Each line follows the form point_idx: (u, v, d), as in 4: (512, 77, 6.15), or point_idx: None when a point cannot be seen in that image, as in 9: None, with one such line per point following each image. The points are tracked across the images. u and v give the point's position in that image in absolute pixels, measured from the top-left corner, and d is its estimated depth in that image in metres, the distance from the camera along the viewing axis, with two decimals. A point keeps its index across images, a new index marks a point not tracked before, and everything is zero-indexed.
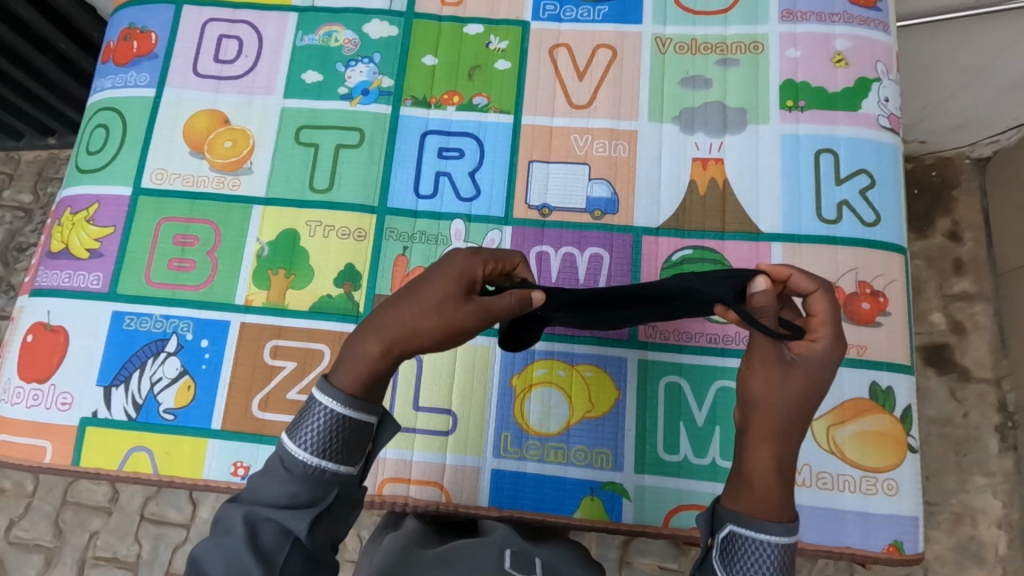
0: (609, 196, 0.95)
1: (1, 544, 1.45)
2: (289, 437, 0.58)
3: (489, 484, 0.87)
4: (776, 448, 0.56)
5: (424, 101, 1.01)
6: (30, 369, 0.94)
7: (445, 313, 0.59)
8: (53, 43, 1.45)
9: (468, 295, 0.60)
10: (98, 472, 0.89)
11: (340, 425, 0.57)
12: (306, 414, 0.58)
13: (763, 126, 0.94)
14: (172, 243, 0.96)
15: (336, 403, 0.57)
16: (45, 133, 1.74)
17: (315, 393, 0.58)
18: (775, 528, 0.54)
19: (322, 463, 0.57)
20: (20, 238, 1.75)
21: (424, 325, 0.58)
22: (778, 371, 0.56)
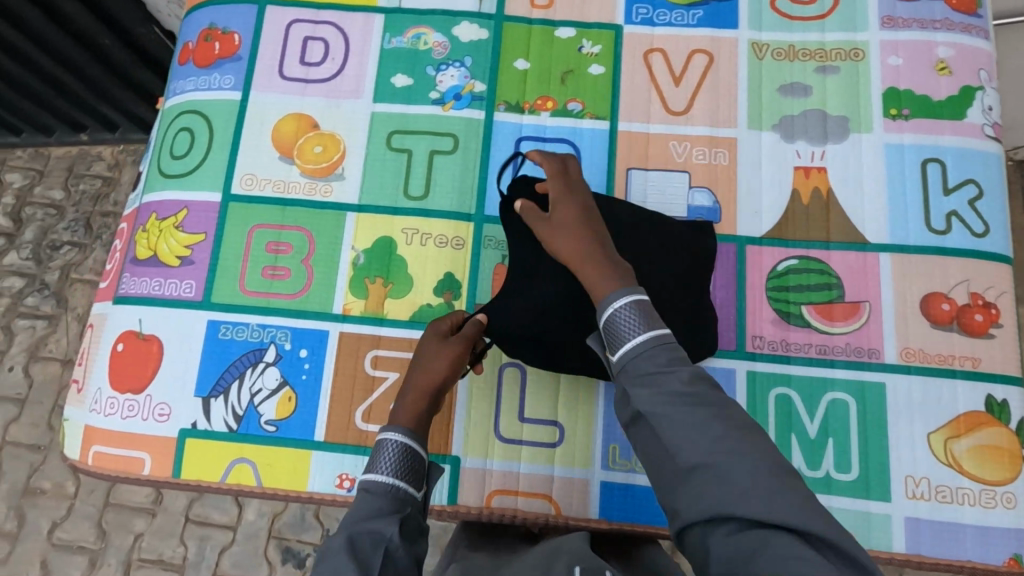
0: (711, 205, 0.94)
1: (44, 545, 1.43)
2: (366, 472, 0.68)
3: (599, 496, 0.87)
4: (587, 265, 0.68)
5: (517, 107, 0.99)
6: (122, 380, 0.92)
7: (441, 364, 0.78)
8: (94, 39, 1.38)
9: (445, 345, 0.80)
10: (199, 484, 0.88)
11: (410, 451, 0.70)
12: (379, 450, 0.70)
13: (866, 135, 0.93)
14: (265, 250, 0.95)
15: (404, 435, 0.70)
16: (76, 128, 1.66)
17: (383, 432, 0.71)
18: (623, 295, 0.62)
19: (399, 487, 0.67)
20: (53, 236, 1.68)
21: (416, 386, 0.77)
22: (540, 219, 0.73)
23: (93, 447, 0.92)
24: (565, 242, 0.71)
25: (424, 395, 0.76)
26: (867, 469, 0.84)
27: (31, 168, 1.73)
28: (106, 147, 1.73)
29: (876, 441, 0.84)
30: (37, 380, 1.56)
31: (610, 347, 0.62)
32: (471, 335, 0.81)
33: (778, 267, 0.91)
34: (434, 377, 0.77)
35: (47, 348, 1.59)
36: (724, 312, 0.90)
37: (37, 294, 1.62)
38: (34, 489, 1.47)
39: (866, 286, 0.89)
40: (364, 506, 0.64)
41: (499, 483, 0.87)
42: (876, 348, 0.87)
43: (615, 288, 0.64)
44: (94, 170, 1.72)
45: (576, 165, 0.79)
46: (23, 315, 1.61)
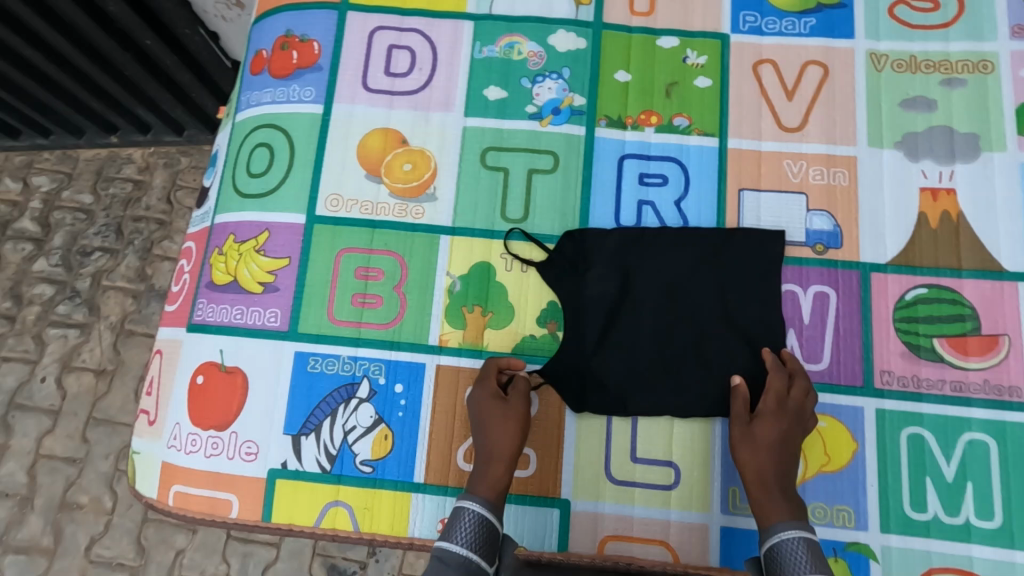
0: (831, 229, 0.88)
1: (81, 562, 1.34)
2: (444, 539, 0.71)
3: (719, 543, 0.81)
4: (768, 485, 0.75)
5: (619, 122, 0.93)
6: (206, 415, 0.87)
7: (767, 437, 0.77)
8: (137, 39, 1.28)
9: (757, 425, 0.77)
10: (291, 528, 0.83)
11: (488, 526, 0.72)
12: (459, 518, 0.73)
13: (999, 154, 0.88)
14: (354, 277, 0.89)
15: (482, 508, 0.73)
16: (108, 130, 1.54)
17: (463, 501, 0.73)
18: (793, 529, 0.70)
19: (473, 559, 0.69)
20: (83, 242, 1.55)
21: (765, 435, 0.77)
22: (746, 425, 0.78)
23: (174, 487, 0.87)
24: (758, 463, 0.76)
25: (766, 485, 0.75)
26: (1010, 516, 0.78)
27: (60, 171, 1.62)
28: (138, 149, 1.61)
29: (1019, 486, 0.79)
30: (72, 391, 1.45)
31: (774, 574, 0.69)
32: (779, 407, 0.78)
33: (905, 296, 0.85)
34: (511, 444, 0.78)
35: (81, 358, 1.47)
36: (849, 345, 0.85)
37: (69, 302, 1.51)
38: (69, 504, 1.37)
39: (1003, 318, 0.83)
40: (440, 566, 0.69)
41: (612, 527, 0.82)
42: (1016, 385, 0.81)
43: (785, 519, 0.72)
44: (125, 173, 1.60)
45: (801, 385, 0.80)
46: (55, 324, 1.50)
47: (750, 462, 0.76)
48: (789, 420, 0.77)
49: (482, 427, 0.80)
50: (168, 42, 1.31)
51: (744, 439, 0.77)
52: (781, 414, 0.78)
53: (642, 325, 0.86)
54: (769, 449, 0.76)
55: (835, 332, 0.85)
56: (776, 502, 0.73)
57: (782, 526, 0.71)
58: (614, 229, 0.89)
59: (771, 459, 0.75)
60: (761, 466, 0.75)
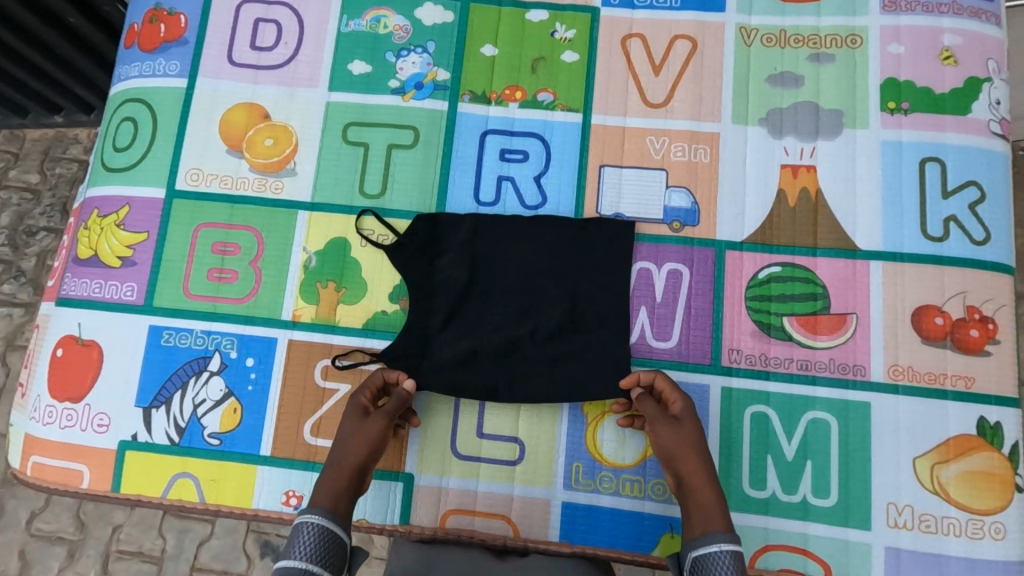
0: (689, 206, 0.87)
1: (22, 536, 1.31)
2: (281, 557, 0.64)
3: (560, 518, 0.82)
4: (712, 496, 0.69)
5: (484, 97, 0.91)
6: (63, 387, 0.88)
7: (680, 433, 0.74)
8: (61, 16, 1.23)
9: (677, 424, 0.75)
10: (139, 498, 0.84)
11: (333, 536, 0.67)
12: (297, 533, 0.66)
13: (861, 131, 0.86)
14: (211, 251, 0.89)
15: (322, 517, 0.67)
16: (51, 111, 1.47)
17: (302, 514, 0.67)
18: (721, 539, 0.64)
19: (314, 574, 0.63)
20: (29, 222, 1.50)
21: (679, 433, 0.74)
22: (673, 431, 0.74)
23: (33, 458, 0.88)
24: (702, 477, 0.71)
25: (707, 484, 0.70)
26: (846, 495, 0.78)
27: (7, 151, 1.56)
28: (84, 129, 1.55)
29: (857, 465, 0.79)
30: (16, 369, 1.42)
31: None
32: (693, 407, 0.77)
33: (759, 275, 0.84)
34: (359, 456, 0.75)
35: (24, 337, 1.44)
36: (700, 323, 0.84)
37: (14, 281, 1.46)
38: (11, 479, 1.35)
39: (854, 297, 0.82)
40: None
41: (455, 502, 0.83)
42: (862, 364, 0.81)
43: (721, 529, 0.65)
44: (71, 153, 1.55)
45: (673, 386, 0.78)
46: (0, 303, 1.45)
47: (686, 461, 0.72)
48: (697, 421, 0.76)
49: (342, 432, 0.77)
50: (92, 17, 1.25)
51: (663, 438, 0.74)
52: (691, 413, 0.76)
53: (491, 305, 0.86)
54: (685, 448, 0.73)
55: (687, 310, 0.84)
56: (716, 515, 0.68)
57: (716, 534, 0.64)
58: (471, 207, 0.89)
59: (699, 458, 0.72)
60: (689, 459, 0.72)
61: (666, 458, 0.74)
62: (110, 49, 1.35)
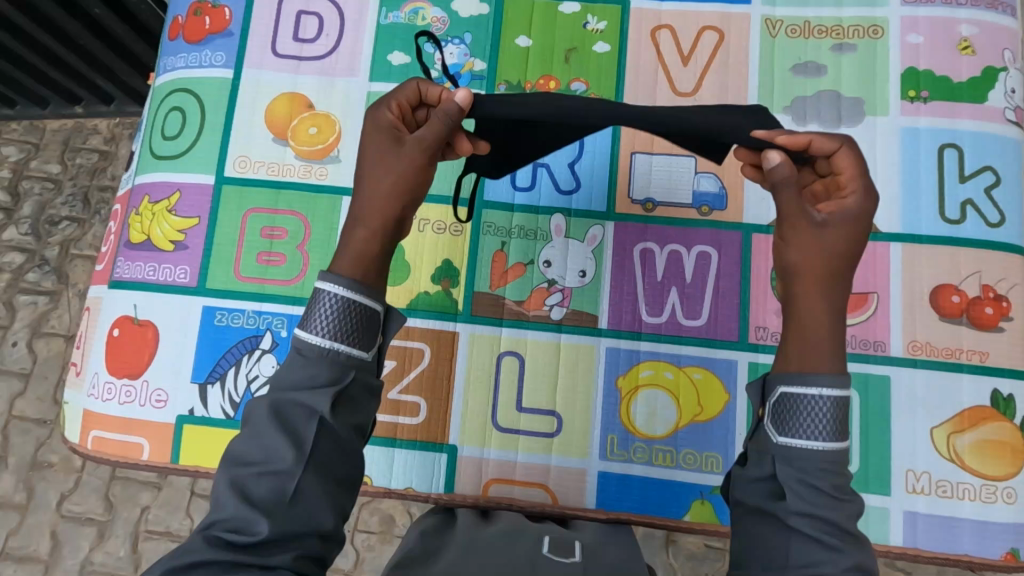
0: (717, 191, 0.91)
1: (51, 517, 1.34)
2: (300, 327, 0.52)
3: (596, 487, 0.87)
4: (829, 304, 0.53)
5: (519, 86, 0.95)
6: (120, 366, 0.92)
7: (822, 236, 0.54)
8: (85, 8, 1.24)
9: (828, 224, 0.54)
10: (197, 470, 0.89)
11: (355, 308, 0.52)
12: (316, 300, 0.52)
13: (881, 118, 0.90)
14: (260, 235, 0.93)
15: (344, 290, 0.52)
16: (72, 100, 1.49)
17: (320, 283, 0.52)
18: (826, 382, 0.51)
19: (336, 348, 0.51)
20: (51, 212, 1.50)
21: (823, 232, 0.53)
22: (811, 231, 0.54)
23: (92, 433, 0.92)
24: (829, 272, 0.53)
25: (823, 301, 0.53)
26: (866, 463, 0.83)
27: (28, 142, 1.55)
28: (104, 120, 1.54)
29: (877, 435, 0.83)
30: (42, 355, 1.43)
31: (787, 421, 0.51)
32: (865, 199, 0.54)
33: None
34: (389, 206, 0.56)
35: (50, 324, 1.44)
36: (728, 303, 0.88)
37: (38, 270, 1.46)
38: (41, 462, 1.37)
39: (874, 277, 0.87)
40: (297, 357, 0.51)
41: (496, 471, 0.87)
42: (882, 340, 0.85)
43: (833, 372, 0.51)
44: (91, 143, 1.53)
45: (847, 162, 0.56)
46: (25, 292, 1.46)
47: (814, 267, 0.53)
48: (859, 220, 0.54)
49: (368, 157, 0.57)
50: (115, 9, 1.26)
51: (794, 237, 0.54)
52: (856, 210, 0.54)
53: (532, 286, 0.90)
54: (827, 249, 0.53)
55: (715, 290, 0.89)
56: (823, 316, 0.53)
57: (822, 378, 0.51)
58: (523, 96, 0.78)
59: (834, 262, 0.53)
60: (814, 267, 0.53)
61: (801, 260, 0.54)
62: (132, 41, 1.34)
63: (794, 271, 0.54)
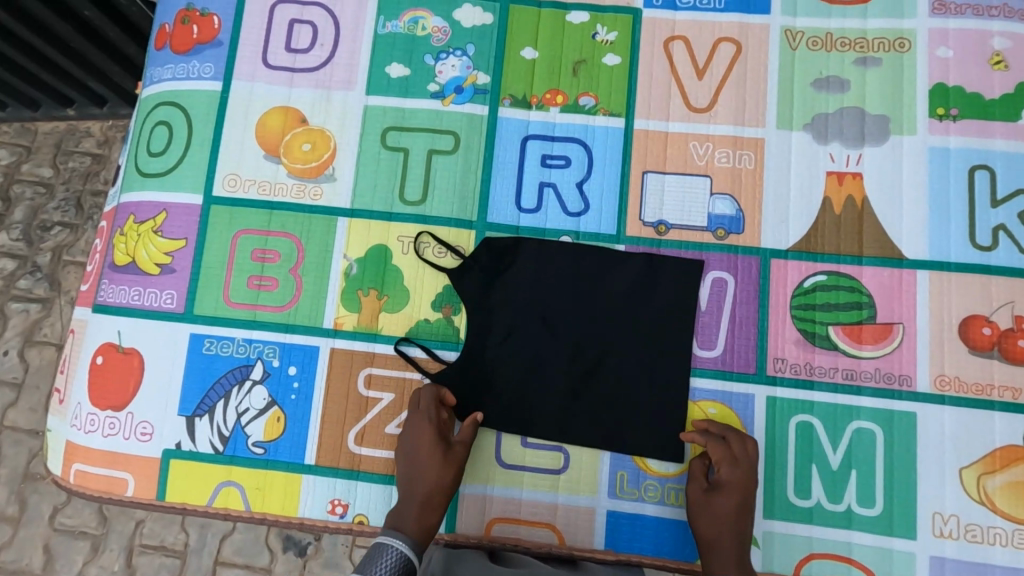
0: (734, 213, 0.86)
1: (43, 531, 1.28)
2: (361, 573, 0.69)
3: (605, 527, 0.82)
4: (733, 545, 0.74)
5: (524, 101, 0.90)
6: (103, 396, 0.87)
7: (729, 504, 0.75)
8: (75, 9, 1.18)
9: (718, 496, 0.76)
10: (184, 507, 0.85)
11: (408, 567, 0.72)
12: (380, 554, 0.71)
13: (908, 137, 0.85)
14: (250, 259, 0.88)
15: (403, 551, 0.72)
16: (63, 102, 1.43)
17: (386, 537, 0.72)
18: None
19: None
20: (43, 217, 1.43)
21: (729, 499, 0.75)
22: (707, 503, 0.76)
23: (75, 465, 0.88)
24: (726, 529, 0.74)
25: (726, 542, 0.74)
26: (890, 505, 0.78)
27: (18, 145, 1.48)
28: (96, 122, 1.48)
29: (903, 474, 0.79)
30: (35, 364, 1.36)
31: None
32: (740, 478, 0.76)
33: (804, 283, 0.84)
34: (442, 481, 0.78)
35: (43, 332, 1.38)
36: (745, 332, 0.84)
37: (30, 276, 1.40)
38: (34, 474, 1.31)
39: (899, 306, 0.82)
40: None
41: (499, 510, 0.83)
42: (908, 374, 0.81)
43: None
44: (84, 146, 1.47)
45: (722, 448, 0.78)
46: (17, 299, 1.40)
47: (715, 531, 0.75)
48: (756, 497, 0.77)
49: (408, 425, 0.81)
50: (106, 10, 1.19)
51: (705, 499, 0.76)
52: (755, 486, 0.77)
53: (554, 318, 0.85)
54: (729, 513, 0.75)
55: (731, 319, 0.84)
56: (730, 566, 0.73)
57: None
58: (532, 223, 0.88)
59: (731, 525, 0.74)
60: (720, 525, 0.75)
61: (705, 527, 0.75)
62: (126, 44, 1.28)
63: (704, 532, 0.75)
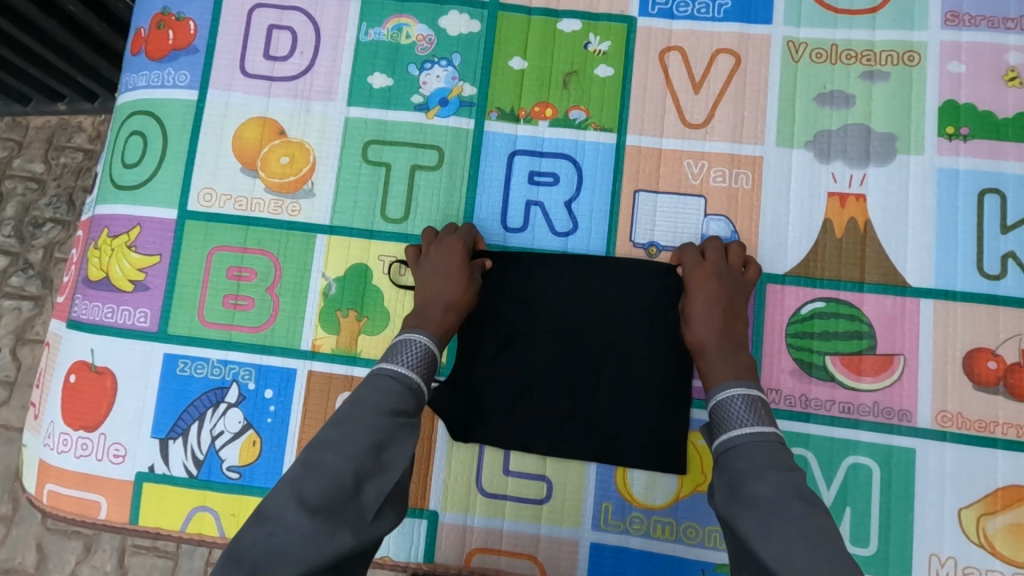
0: (728, 235, 0.82)
1: (37, 529, 1.20)
2: (385, 361, 0.71)
3: (588, 559, 0.79)
4: (715, 334, 0.74)
5: (512, 114, 0.86)
6: (76, 416, 0.85)
7: (709, 295, 0.75)
8: (60, 3, 1.08)
9: (693, 289, 0.76)
10: (158, 531, 0.82)
11: (429, 356, 0.72)
12: (399, 347, 0.72)
13: (915, 158, 0.81)
14: (226, 277, 0.85)
15: (427, 341, 0.73)
16: (54, 98, 1.29)
17: (406, 334, 0.73)
18: (738, 387, 0.69)
19: (411, 380, 0.69)
20: (35, 214, 1.31)
21: (708, 290, 0.75)
22: (692, 291, 0.76)
23: (48, 486, 0.86)
24: (706, 318, 0.74)
25: (708, 325, 0.74)
26: (886, 544, 0.75)
27: (8, 140, 1.35)
28: (89, 117, 1.34)
29: (899, 514, 0.76)
30: (28, 363, 1.26)
31: (720, 429, 0.67)
32: (726, 268, 0.77)
33: (802, 310, 0.80)
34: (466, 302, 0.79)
35: (36, 331, 1.27)
36: None
37: (21, 274, 1.29)
38: None
39: (901, 336, 0.78)
40: (385, 385, 0.68)
41: (480, 540, 0.80)
42: (908, 409, 0.77)
43: (734, 376, 0.71)
44: (76, 141, 1.34)
45: (713, 247, 0.79)
46: (8, 296, 1.29)
47: (697, 315, 0.75)
48: (743, 294, 0.77)
49: (438, 250, 0.79)
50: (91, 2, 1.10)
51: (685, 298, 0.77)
52: (741, 282, 0.77)
53: (538, 342, 0.82)
54: (712, 303, 0.75)
55: None
56: (721, 353, 0.73)
57: (734, 386, 0.69)
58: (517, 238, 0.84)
59: (717, 311, 0.74)
60: (704, 308, 0.75)
61: (692, 318, 0.76)
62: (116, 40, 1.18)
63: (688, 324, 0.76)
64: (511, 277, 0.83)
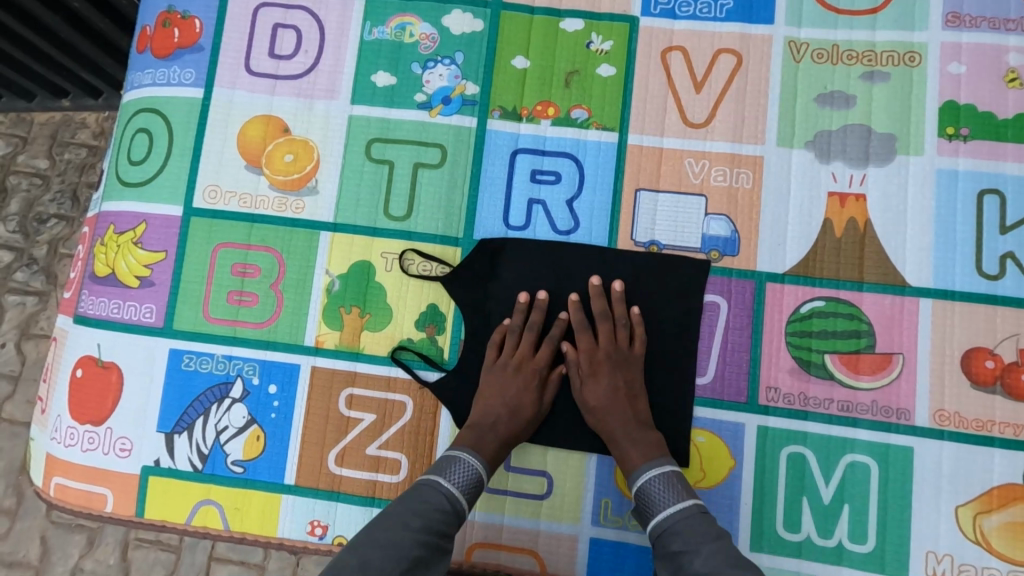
0: (728, 235, 0.83)
1: (41, 523, 1.21)
2: (438, 475, 0.73)
3: (587, 555, 0.80)
4: (610, 421, 0.77)
5: (514, 113, 0.87)
6: (83, 410, 0.86)
7: (602, 387, 0.78)
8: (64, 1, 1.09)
9: (586, 382, 0.79)
10: (163, 524, 0.84)
11: (479, 480, 0.74)
12: (453, 462, 0.74)
13: (915, 158, 0.81)
14: (230, 273, 0.86)
15: (479, 463, 0.75)
16: (57, 93, 1.30)
17: (462, 451, 0.74)
18: (652, 467, 0.73)
19: (459, 503, 0.72)
20: (39, 210, 1.32)
21: (600, 383, 0.78)
22: (583, 386, 0.79)
23: (55, 479, 0.87)
24: (603, 411, 0.77)
25: (605, 420, 0.77)
26: (883, 542, 0.76)
27: (12, 136, 1.36)
28: (93, 113, 1.35)
29: (896, 512, 0.76)
30: (32, 358, 1.27)
31: (646, 515, 0.72)
32: (612, 352, 0.79)
33: (801, 309, 0.81)
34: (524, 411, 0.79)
35: (40, 326, 1.28)
36: (736, 359, 0.81)
37: (26, 269, 1.30)
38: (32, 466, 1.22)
39: (899, 336, 0.79)
40: (432, 504, 0.71)
41: (480, 534, 0.81)
42: (906, 408, 0.78)
43: (641, 462, 0.74)
44: (80, 138, 1.34)
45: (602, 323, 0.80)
46: (13, 291, 1.30)
47: (597, 415, 0.78)
48: (636, 370, 0.80)
49: (515, 371, 0.80)
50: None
51: (580, 390, 0.79)
52: (629, 359, 0.79)
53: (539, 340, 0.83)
54: (606, 395, 0.77)
55: (722, 346, 0.81)
56: (627, 444, 0.76)
57: (647, 469, 0.73)
58: (519, 237, 0.85)
59: (612, 401, 0.77)
60: (600, 399, 0.78)
61: (591, 411, 0.78)
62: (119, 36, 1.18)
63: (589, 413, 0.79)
64: (513, 276, 0.84)
